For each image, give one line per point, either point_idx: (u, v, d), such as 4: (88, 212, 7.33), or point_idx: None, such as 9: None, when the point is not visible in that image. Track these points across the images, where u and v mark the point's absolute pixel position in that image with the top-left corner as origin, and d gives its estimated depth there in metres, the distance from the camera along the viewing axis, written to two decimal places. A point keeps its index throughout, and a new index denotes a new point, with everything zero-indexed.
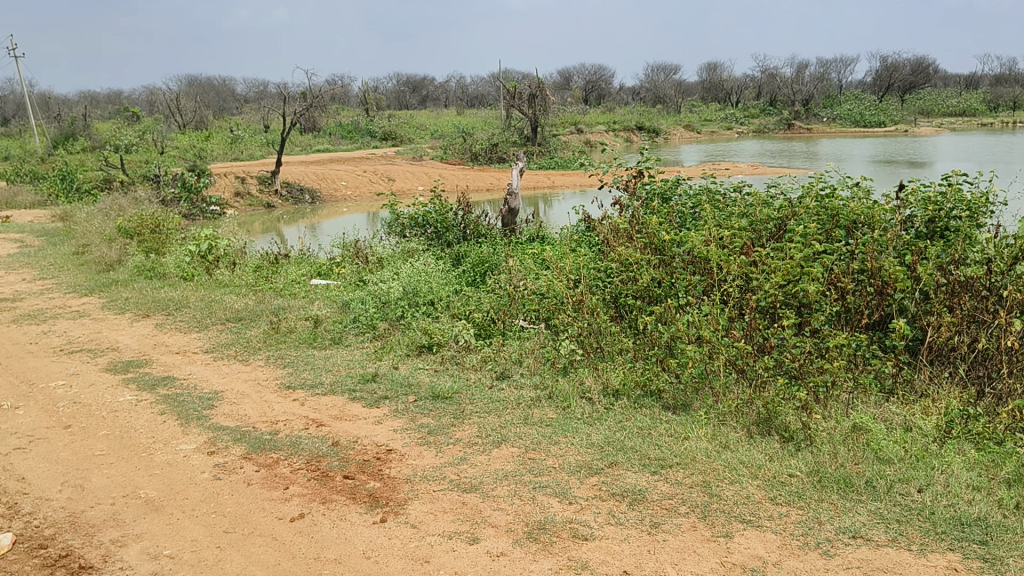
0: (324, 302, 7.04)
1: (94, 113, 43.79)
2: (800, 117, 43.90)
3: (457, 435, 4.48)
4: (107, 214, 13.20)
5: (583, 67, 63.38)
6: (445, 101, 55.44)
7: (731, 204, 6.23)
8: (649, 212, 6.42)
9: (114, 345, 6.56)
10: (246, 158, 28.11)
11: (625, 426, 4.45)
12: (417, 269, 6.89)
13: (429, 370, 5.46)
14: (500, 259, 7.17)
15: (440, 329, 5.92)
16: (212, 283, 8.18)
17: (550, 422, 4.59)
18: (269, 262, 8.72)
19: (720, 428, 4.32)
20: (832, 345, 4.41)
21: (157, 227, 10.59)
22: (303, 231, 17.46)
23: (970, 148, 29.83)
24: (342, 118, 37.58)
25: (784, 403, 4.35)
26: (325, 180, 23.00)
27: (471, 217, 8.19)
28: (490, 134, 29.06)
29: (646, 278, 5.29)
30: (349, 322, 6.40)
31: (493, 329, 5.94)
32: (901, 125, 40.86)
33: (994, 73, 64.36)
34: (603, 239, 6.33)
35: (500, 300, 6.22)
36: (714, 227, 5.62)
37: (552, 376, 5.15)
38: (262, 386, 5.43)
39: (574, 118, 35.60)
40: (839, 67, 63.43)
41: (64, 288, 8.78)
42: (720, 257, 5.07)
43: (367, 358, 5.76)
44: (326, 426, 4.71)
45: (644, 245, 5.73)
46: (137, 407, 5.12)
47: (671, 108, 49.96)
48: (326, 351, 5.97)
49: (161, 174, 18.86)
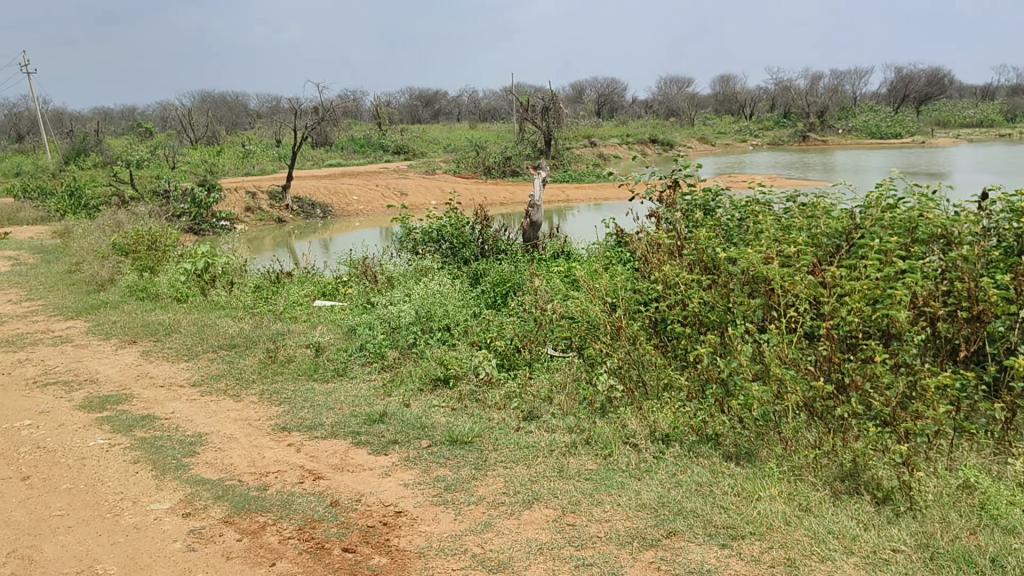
0: (328, 327, 6.28)
1: (108, 131, 43.52)
2: (815, 128, 43.01)
3: (479, 493, 3.77)
4: (105, 230, 12.54)
5: (596, 81, 62.94)
6: (457, 116, 55.04)
7: (786, 216, 5.46)
8: (691, 225, 5.67)
9: (93, 376, 5.88)
10: (257, 173, 27.53)
11: (681, 482, 3.73)
12: (430, 290, 6.17)
13: (445, 410, 4.74)
14: (524, 277, 6.38)
15: (458, 359, 5.20)
16: (208, 305, 7.47)
17: (590, 475, 3.87)
18: (269, 282, 7.99)
19: (797, 485, 3.63)
20: (931, 384, 3.66)
21: (155, 243, 9.88)
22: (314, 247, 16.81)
23: (990, 160, 28.98)
24: (355, 131, 37.06)
25: (875, 455, 3.63)
26: (337, 195, 22.37)
27: (489, 232, 7.43)
28: (503, 148, 28.31)
29: (695, 301, 4.50)
30: (354, 349, 5.67)
31: (518, 358, 5.20)
32: (918, 137, 40.00)
33: (1009, 84, 63.54)
34: (639, 255, 5.59)
35: (525, 326, 5.48)
36: (771, 240, 4.83)
37: (588, 417, 4.42)
38: (253, 428, 4.72)
39: (587, 132, 34.95)
40: (853, 78, 62.44)
41: (50, 311, 8.10)
42: (783, 276, 4.29)
43: (375, 394, 5.04)
44: (323, 479, 4.00)
45: (690, 262, 4.97)
46: (108, 454, 4.41)
47: (685, 121, 49.15)
48: (329, 385, 5.25)
49: (170, 189, 18.31)
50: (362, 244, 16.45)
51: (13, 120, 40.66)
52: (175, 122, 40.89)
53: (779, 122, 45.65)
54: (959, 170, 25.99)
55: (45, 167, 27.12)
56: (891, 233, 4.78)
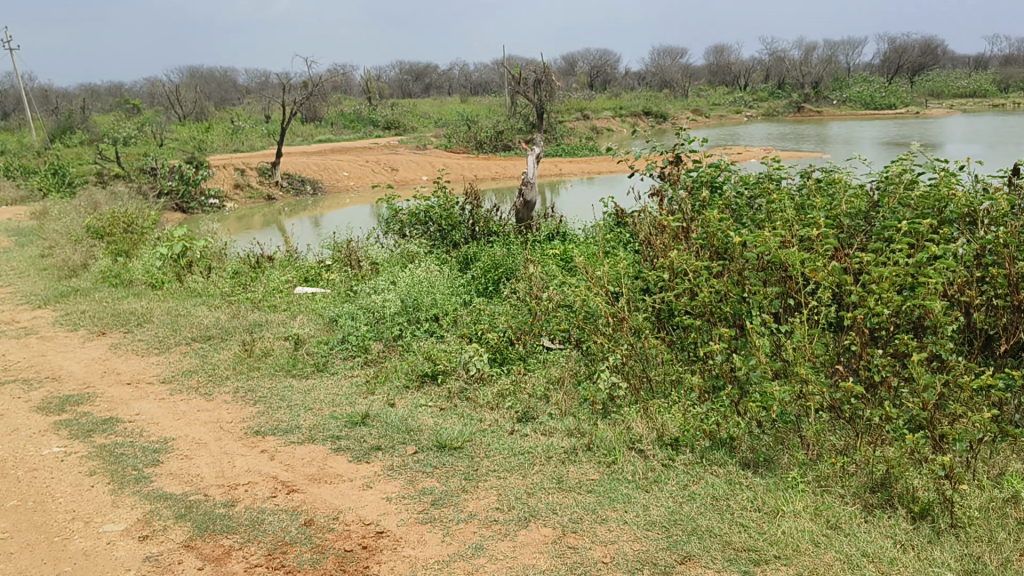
0: (309, 317, 5.87)
1: (95, 108, 42.80)
2: (810, 99, 42.45)
3: (469, 508, 3.39)
4: (83, 211, 12.08)
5: (589, 53, 62.20)
6: (449, 90, 54.35)
7: (799, 195, 5.05)
8: (698, 205, 5.26)
9: (56, 373, 5.47)
10: (247, 149, 26.99)
11: (694, 495, 3.35)
12: (418, 277, 5.76)
13: (432, 410, 4.36)
14: (517, 261, 5.97)
15: (447, 353, 4.82)
16: (183, 291, 7.05)
17: (593, 486, 3.50)
18: (248, 267, 7.56)
19: (822, 497, 3.26)
20: (974, 385, 3.27)
21: (130, 225, 9.43)
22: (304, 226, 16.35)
23: (983, 130, 28.56)
24: (345, 106, 36.45)
25: (910, 465, 3.26)
26: (326, 171, 21.88)
27: (480, 212, 6.99)
28: (495, 122, 27.70)
29: (705, 290, 4.09)
30: (336, 342, 5.28)
31: (511, 352, 4.81)
32: (913, 107, 39.43)
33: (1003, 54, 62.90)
34: (641, 238, 5.19)
35: (519, 317, 5.08)
36: (787, 222, 4.42)
37: (589, 419, 4.04)
38: (224, 432, 4.32)
39: (580, 105, 34.36)
40: (846, 48, 61.74)
41: (18, 298, 7.68)
42: (803, 262, 3.89)
43: (357, 392, 4.65)
44: (298, 493, 3.62)
45: (698, 246, 4.56)
46: (63, 465, 4.02)
47: (679, 93, 48.56)
48: (308, 383, 4.85)
49: (157, 166, 17.80)
50: (352, 222, 16.01)
51: None
52: (162, 98, 40.21)
53: (773, 93, 45.11)
54: (953, 141, 25.52)
55: (29, 145, 26.55)
56: (918, 213, 4.37)
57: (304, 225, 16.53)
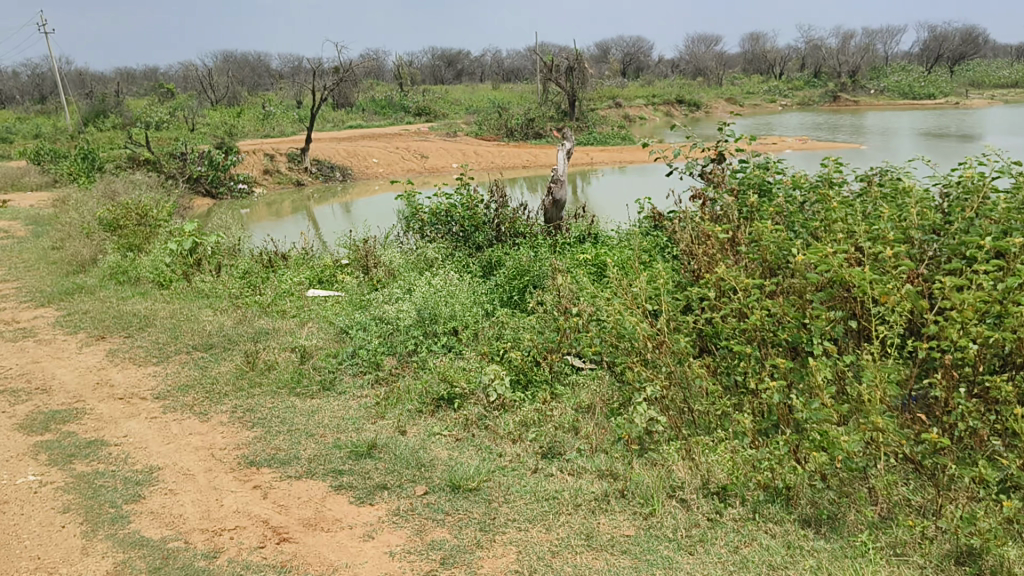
0: (319, 325, 5.43)
1: (129, 93, 42.70)
2: (847, 88, 41.37)
3: (484, 570, 2.92)
4: (102, 199, 11.72)
5: (623, 40, 61.27)
6: (481, 76, 53.76)
7: (860, 204, 4.52)
8: (747, 211, 4.74)
9: (47, 384, 5.07)
10: (276, 135, 26.65)
11: (747, 562, 2.86)
12: (436, 285, 5.30)
13: (447, 440, 3.90)
14: (544, 267, 5.50)
15: (465, 373, 4.37)
16: (191, 292, 6.65)
17: (628, 544, 3.02)
18: (261, 266, 7.14)
19: (899, 570, 2.76)
20: None
21: (144, 217, 9.04)
22: (332, 213, 15.93)
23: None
24: (376, 92, 36.03)
25: (1005, 537, 2.75)
26: (355, 157, 21.47)
27: (506, 212, 6.51)
28: (526, 109, 27.10)
29: (759, 314, 3.59)
30: (345, 356, 4.83)
31: (536, 373, 4.35)
32: (953, 97, 38.27)
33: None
34: (682, 249, 4.69)
35: (545, 333, 4.61)
36: (851, 238, 3.89)
37: (624, 459, 3.57)
38: (216, 462, 3.89)
39: (612, 92, 33.67)
40: (885, 36, 60.27)
41: (22, 295, 7.30)
42: (875, 288, 3.37)
43: (365, 416, 4.21)
44: (290, 543, 3.18)
45: (749, 261, 4.05)
46: (35, 499, 3.61)
47: (713, 81, 47.64)
48: (313, 403, 4.41)
49: (186, 151, 17.33)
50: (381, 210, 15.54)
51: (35, 81, 39.94)
52: (194, 83, 40.02)
53: (809, 82, 44.12)
54: (995, 132, 24.55)
55: (61, 129, 26.38)
56: (1003, 229, 3.82)
57: (335, 212, 16.08)
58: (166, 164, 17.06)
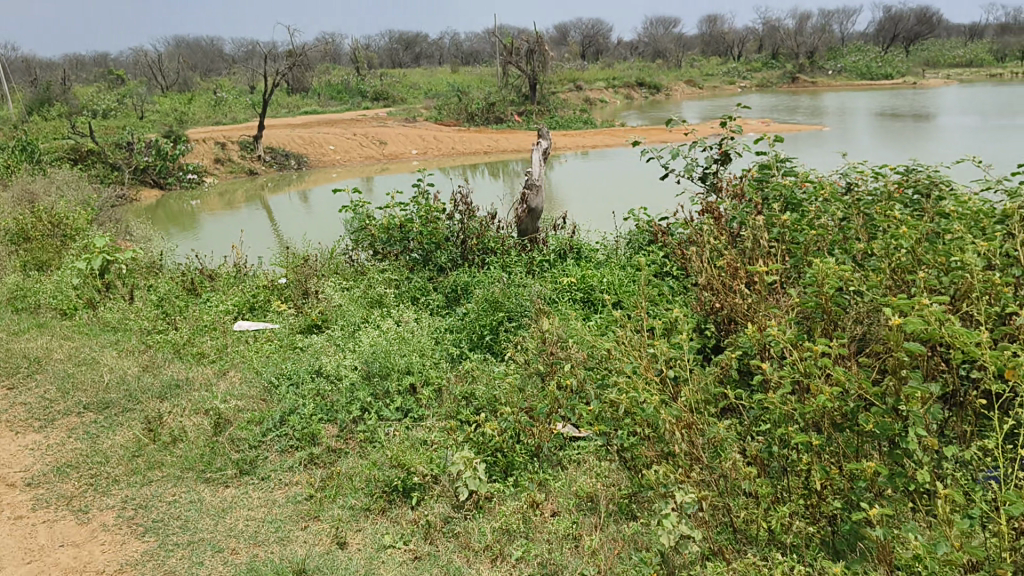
0: (243, 375, 4.37)
1: (77, 79, 40.66)
2: (806, 69, 40.62)
3: None
4: (22, 202, 10.44)
5: (582, 22, 60.14)
6: (438, 61, 52.28)
7: (922, 227, 3.58)
8: (777, 234, 3.79)
9: None
10: (227, 122, 25.24)
11: None
12: (390, 331, 4.29)
13: (403, 559, 2.89)
14: (522, 296, 4.50)
15: (425, 456, 3.36)
16: (96, 325, 5.52)
17: None
18: (182, 291, 6.05)
19: None
20: None
21: (57, 226, 7.83)
22: (290, 203, 14.68)
23: (983, 100, 26.94)
24: (330, 76, 34.60)
25: None
26: (312, 144, 20.19)
27: (473, 225, 5.51)
28: (487, 93, 25.90)
29: (830, 391, 2.61)
30: (272, 424, 3.79)
31: (519, 456, 3.36)
32: (910, 77, 37.64)
33: (997, 23, 60.66)
34: (700, 286, 3.73)
35: (526, 397, 3.62)
36: (933, 284, 2.95)
37: None
38: None
39: (573, 75, 32.62)
40: (841, 17, 59.67)
41: None
42: (997, 363, 2.41)
43: (293, 517, 3.18)
44: None
45: (798, 309, 3.11)
46: None
47: (673, 62, 46.77)
48: (226, 496, 3.36)
49: (130, 140, 16.01)
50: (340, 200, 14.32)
51: None
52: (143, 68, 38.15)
53: (768, 63, 43.39)
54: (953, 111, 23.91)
55: None
56: None
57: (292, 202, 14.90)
58: (111, 154, 15.74)
